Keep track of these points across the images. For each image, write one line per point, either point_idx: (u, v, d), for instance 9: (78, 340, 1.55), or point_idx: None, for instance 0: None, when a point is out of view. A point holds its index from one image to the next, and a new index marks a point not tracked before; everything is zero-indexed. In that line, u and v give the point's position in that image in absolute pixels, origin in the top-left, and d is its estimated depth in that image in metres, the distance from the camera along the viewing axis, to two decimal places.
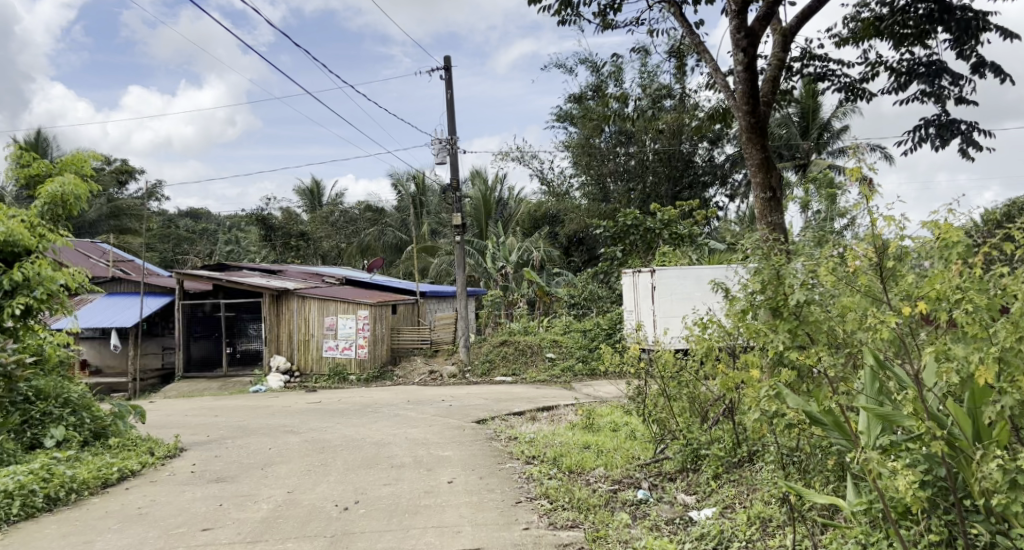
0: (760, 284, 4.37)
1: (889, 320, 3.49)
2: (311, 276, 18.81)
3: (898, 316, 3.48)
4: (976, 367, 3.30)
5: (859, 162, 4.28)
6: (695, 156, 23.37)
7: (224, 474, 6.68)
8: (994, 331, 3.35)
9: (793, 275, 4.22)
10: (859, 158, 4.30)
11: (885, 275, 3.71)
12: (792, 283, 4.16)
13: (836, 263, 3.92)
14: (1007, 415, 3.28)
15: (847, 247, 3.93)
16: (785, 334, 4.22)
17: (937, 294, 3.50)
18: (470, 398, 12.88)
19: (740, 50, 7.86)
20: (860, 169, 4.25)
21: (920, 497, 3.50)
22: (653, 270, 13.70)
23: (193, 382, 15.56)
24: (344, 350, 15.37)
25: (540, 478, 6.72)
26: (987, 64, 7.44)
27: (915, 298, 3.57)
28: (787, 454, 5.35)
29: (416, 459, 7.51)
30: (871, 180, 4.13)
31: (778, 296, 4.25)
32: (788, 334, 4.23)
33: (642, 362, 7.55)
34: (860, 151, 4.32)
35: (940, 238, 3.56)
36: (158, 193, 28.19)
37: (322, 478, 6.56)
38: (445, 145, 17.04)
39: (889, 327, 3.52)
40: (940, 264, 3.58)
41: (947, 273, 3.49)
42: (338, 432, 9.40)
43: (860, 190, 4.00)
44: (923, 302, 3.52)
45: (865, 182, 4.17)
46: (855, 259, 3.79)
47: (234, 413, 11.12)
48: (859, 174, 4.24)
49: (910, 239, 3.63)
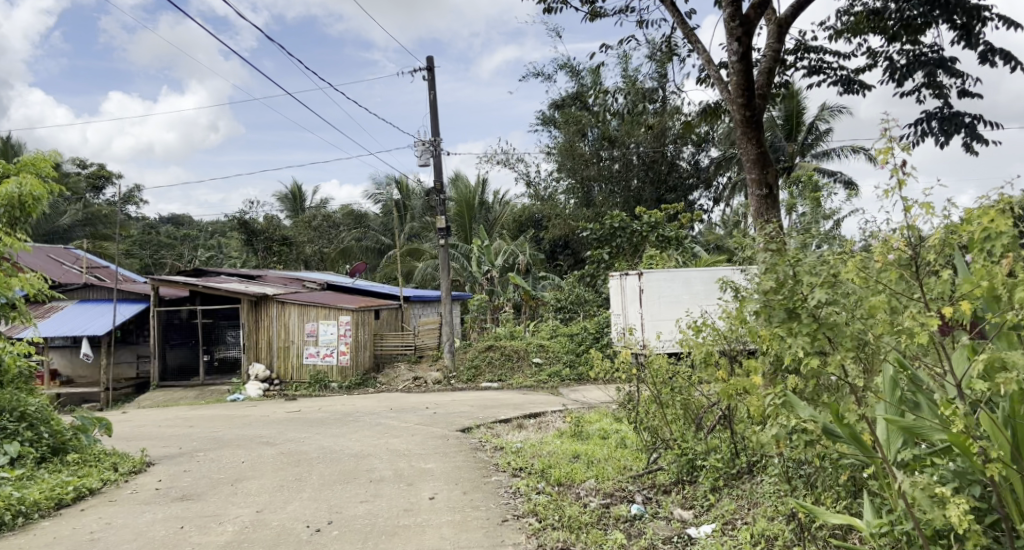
0: (773, 283, 3.91)
1: (930, 325, 3.10)
2: (292, 281, 18.31)
3: (940, 320, 3.10)
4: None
5: (889, 143, 3.74)
6: (680, 158, 23.20)
7: (190, 492, 6.24)
8: None
9: (810, 274, 3.78)
10: (889, 136, 3.76)
11: (920, 271, 3.32)
12: (810, 282, 3.75)
13: (861, 260, 3.50)
14: None
15: (875, 241, 3.51)
16: (803, 339, 3.73)
17: (986, 288, 3.10)
18: (454, 405, 12.44)
19: (735, 40, 7.48)
20: (892, 150, 3.72)
21: (970, 524, 3.21)
22: (640, 273, 13.34)
23: (169, 390, 15.02)
24: (325, 357, 14.92)
25: (528, 493, 6.33)
26: (996, 53, 7.14)
27: (956, 299, 3.19)
28: (794, 466, 4.96)
29: (397, 473, 7.09)
30: (904, 163, 3.63)
31: (794, 297, 3.80)
32: (806, 338, 3.76)
33: (634, 368, 7.19)
34: (890, 131, 3.78)
35: (981, 227, 3.18)
36: (135, 198, 27.50)
37: (295, 495, 6.14)
38: (429, 147, 16.65)
39: (928, 332, 3.14)
40: (983, 260, 3.21)
41: (993, 268, 3.10)
42: (316, 443, 8.96)
43: (892, 175, 3.54)
44: (969, 300, 3.14)
45: (898, 165, 3.67)
46: (887, 253, 3.38)
47: (209, 423, 10.64)
48: (890, 157, 3.71)
49: (951, 228, 3.25)
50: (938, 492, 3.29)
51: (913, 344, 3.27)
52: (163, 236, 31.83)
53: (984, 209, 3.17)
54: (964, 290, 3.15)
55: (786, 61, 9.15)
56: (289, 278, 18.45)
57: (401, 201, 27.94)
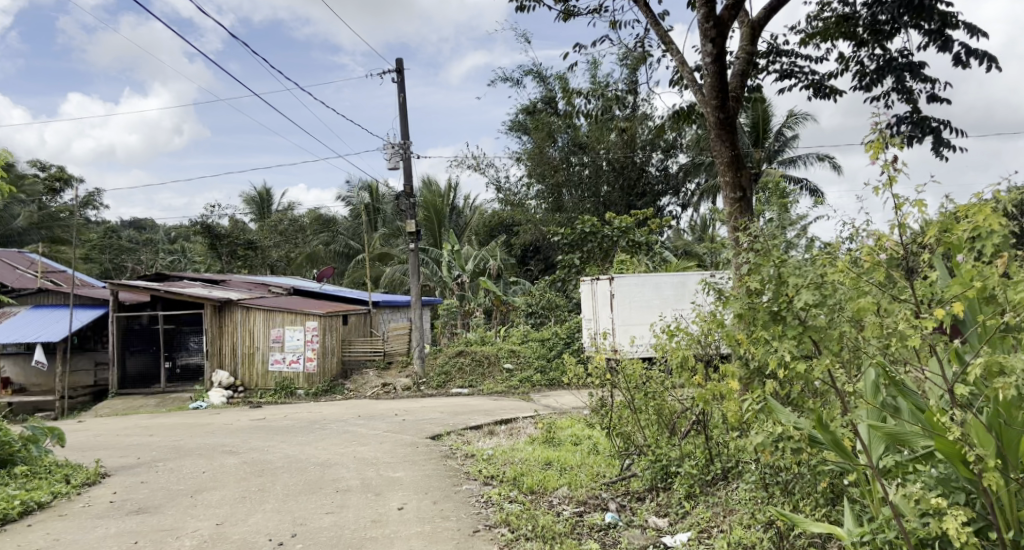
0: (758, 284, 3.79)
1: (922, 327, 3.01)
2: (257, 286, 17.94)
3: (933, 322, 3.02)
4: None
5: (879, 138, 3.64)
6: (648, 165, 23.26)
7: (147, 504, 5.97)
8: None
9: (796, 274, 3.66)
10: (878, 132, 3.67)
11: (910, 273, 3.23)
12: (796, 284, 3.62)
13: (850, 261, 3.39)
14: None
15: (864, 241, 3.41)
16: (789, 342, 3.61)
17: (980, 290, 3.04)
18: (424, 411, 12.21)
19: (710, 40, 7.40)
20: (882, 145, 3.62)
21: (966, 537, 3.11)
22: (611, 277, 13.25)
23: (128, 398, 14.56)
24: (291, 364, 14.61)
25: (500, 502, 6.17)
26: (970, 55, 7.13)
27: (947, 300, 3.11)
28: (769, 472, 4.86)
29: (364, 482, 6.87)
30: (895, 159, 3.53)
31: (780, 298, 3.68)
32: (791, 342, 3.64)
33: (607, 373, 7.06)
34: (880, 125, 3.68)
35: (975, 226, 3.11)
36: (95, 201, 26.81)
37: (257, 507, 5.90)
38: (399, 149, 16.45)
39: (919, 335, 3.04)
40: (975, 260, 3.13)
41: (984, 269, 3.03)
42: (281, 452, 8.70)
43: (883, 171, 3.44)
44: (961, 300, 3.07)
45: (888, 161, 3.56)
46: (876, 253, 3.27)
47: (170, 432, 10.30)
48: (880, 153, 3.61)
49: (943, 224, 3.16)
50: (930, 503, 3.19)
51: (902, 347, 3.18)
52: (124, 241, 31.11)
53: (977, 208, 3.10)
54: (954, 291, 3.07)
55: (758, 64, 9.09)
56: (255, 283, 18.08)
57: (371, 204, 27.73)
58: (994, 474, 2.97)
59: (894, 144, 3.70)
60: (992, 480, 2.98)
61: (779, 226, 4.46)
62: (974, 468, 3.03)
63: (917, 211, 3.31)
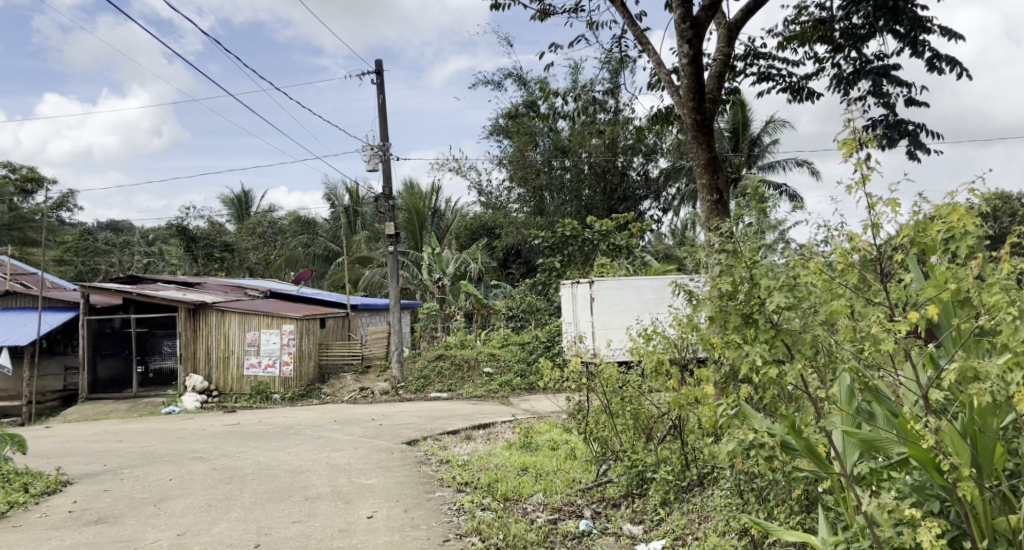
0: (730, 287, 3.68)
1: (896, 331, 2.92)
2: (233, 288, 17.70)
3: (907, 325, 2.93)
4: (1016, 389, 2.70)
5: (853, 137, 3.58)
6: (629, 170, 23.21)
7: (107, 514, 5.81)
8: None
9: (769, 276, 3.54)
10: (852, 130, 3.60)
11: (884, 275, 3.15)
12: (769, 286, 3.51)
13: (824, 263, 3.30)
14: None
15: (837, 242, 3.33)
16: (761, 346, 3.49)
17: (953, 293, 2.97)
18: (402, 416, 12.05)
19: (686, 42, 7.34)
20: (855, 143, 3.55)
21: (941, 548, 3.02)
22: (591, 281, 13.15)
23: (98, 403, 14.30)
24: (266, 368, 14.43)
25: (473, 509, 6.05)
26: (943, 58, 7.10)
27: (923, 302, 3.03)
28: (744, 480, 4.78)
29: (335, 490, 6.73)
30: (869, 157, 3.46)
31: (753, 301, 3.57)
32: (763, 346, 3.52)
33: (583, 377, 6.94)
34: (854, 123, 3.61)
35: (948, 226, 3.05)
36: (69, 202, 26.41)
37: (221, 516, 5.76)
38: (378, 151, 16.29)
39: (893, 339, 2.96)
40: (949, 262, 3.06)
41: (957, 273, 2.96)
42: (252, 458, 8.53)
43: (856, 169, 3.37)
44: (935, 303, 2.99)
45: (862, 159, 3.49)
46: (849, 255, 3.19)
47: (140, 437, 10.09)
48: (853, 152, 3.54)
49: (918, 224, 3.08)
50: (905, 514, 3.10)
51: (876, 351, 3.09)
52: (100, 243, 30.70)
53: (950, 208, 3.03)
54: (929, 294, 2.99)
55: (735, 67, 9.04)
56: (230, 286, 17.83)
57: (351, 207, 27.53)
58: (970, 483, 2.89)
59: (869, 142, 3.64)
60: (968, 489, 2.89)
61: (749, 226, 4.38)
62: (950, 475, 2.95)
63: (891, 211, 3.24)
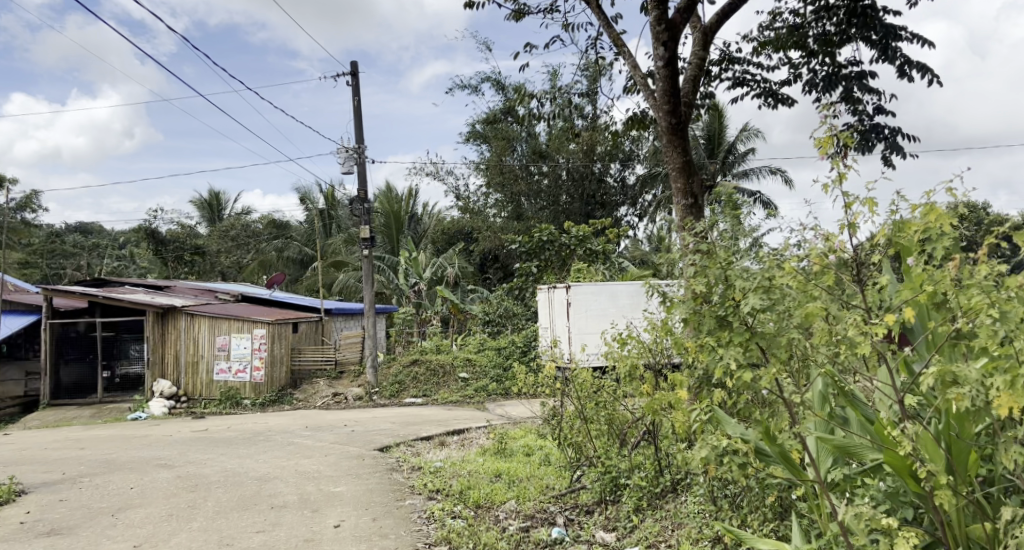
0: (705, 288, 3.54)
1: (874, 334, 2.83)
2: (203, 292, 17.41)
3: (886, 328, 2.84)
4: (997, 395, 2.62)
5: (829, 133, 3.49)
6: (606, 175, 23.29)
7: (62, 525, 5.64)
8: (1012, 344, 2.71)
9: (745, 277, 3.41)
10: (829, 126, 3.51)
11: (862, 277, 3.06)
12: (745, 288, 3.37)
13: (802, 263, 3.19)
14: (1010, 453, 2.80)
15: (815, 240, 3.23)
16: (736, 350, 3.36)
17: (928, 295, 2.92)
18: (375, 422, 11.87)
19: (661, 44, 7.27)
20: (832, 140, 3.46)
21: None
22: (567, 286, 13.08)
23: (62, 409, 13.98)
24: (237, 374, 14.20)
25: (442, 518, 5.92)
26: (914, 65, 7.10)
27: (901, 305, 2.94)
28: (719, 487, 4.71)
29: (302, 498, 6.58)
30: (845, 154, 3.39)
31: (727, 302, 3.42)
32: (738, 349, 3.38)
33: (558, 382, 6.85)
34: (830, 120, 3.53)
35: (925, 226, 2.99)
36: (36, 204, 25.92)
37: (182, 526, 5.61)
38: (353, 153, 16.11)
39: (872, 342, 2.87)
40: (927, 263, 2.98)
41: (936, 274, 2.88)
42: (218, 465, 8.32)
43: (833, 167, 3.28)
44: (909, 307, 2.94)
45: (838, 157, 3.42)
46: (826, 256, 3.09)
47: (102, 445, 9.84)
48: (830, 149, 3.46)
49: (896, 222, 2.99)
50: (882, 524, 3.02)
51: (852, 355, 3.00)
52: (68, 246, 30.17)
53: (927, 208, 2.97)
54: (907, 296, 2.92)
55: (709, 72, 9.01)
56: (201, 290, 17.55)
57: (326, 211, 27.35)
58: (947, 492, 2.81)
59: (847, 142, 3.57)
60: (945, 498, 2.81)
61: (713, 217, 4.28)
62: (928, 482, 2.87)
63: (868, 210, 3.16)
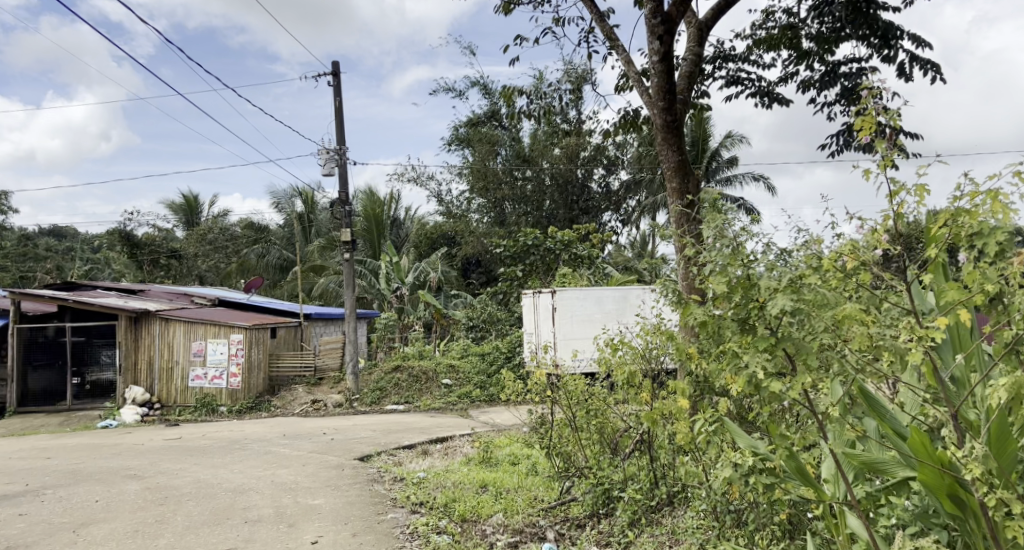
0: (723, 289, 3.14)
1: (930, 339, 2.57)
2: (178, 296, 17.00)
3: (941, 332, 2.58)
4: None
5: (869, 115, 3.22)
6: (591, 182, 23.00)
7: (18, 543, 5.27)
8: None
9: (768, 279, 3.08)
10: (869, 108, 3.24)
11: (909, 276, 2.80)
12: (769, 289, 3.01)
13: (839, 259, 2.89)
14: None
15: (853, 236, 2.94)
16: (762, 356, 3.02)
17: (983, 297, 2.67)
18: (355, 430, 11.48)
19: (656, 39, 7.02)
20: (872, 122, 3.20)
21: None
22: (553, 291, 12.74)
23: (29, 417, 13.48)
24: (213, 380, 13.80)
25: (427, 534, 5.59)
26: (916, 63, 6.88)
27: (955, 308, 2.68)
28: (722, 501, 4.40)
29: (278, 511, 6.22)
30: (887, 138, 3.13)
31: (749, 307, 3.06)
32: (763, 356, 3.04)
33: (546, 390, 6.52)
34: (871, 101, 3.26)
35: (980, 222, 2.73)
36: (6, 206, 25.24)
37: (148, 543, 5.24)
38: (333, 156, 15.75)
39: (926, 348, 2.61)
40: (980, 262, 2.74)
41: (993, 275, 2.65)
42: (191, 476, 7.92)
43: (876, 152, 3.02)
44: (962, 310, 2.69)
45: (880, 141, 3.16)
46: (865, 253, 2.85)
47: (69, 454, 9.41)
48: (871, 132, 3.20)
49: (950, 215, 2.72)
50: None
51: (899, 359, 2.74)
52: (41, 250, 29.48)
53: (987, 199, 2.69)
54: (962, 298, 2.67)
55: (703, 70, 8.77)
56: (176, 294, 17.14)
57: (305, 214, 26.90)
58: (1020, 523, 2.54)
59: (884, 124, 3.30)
60: (1017, 530, 2.53)
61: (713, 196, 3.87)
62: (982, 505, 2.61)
63: (917, 198, 2.87)
